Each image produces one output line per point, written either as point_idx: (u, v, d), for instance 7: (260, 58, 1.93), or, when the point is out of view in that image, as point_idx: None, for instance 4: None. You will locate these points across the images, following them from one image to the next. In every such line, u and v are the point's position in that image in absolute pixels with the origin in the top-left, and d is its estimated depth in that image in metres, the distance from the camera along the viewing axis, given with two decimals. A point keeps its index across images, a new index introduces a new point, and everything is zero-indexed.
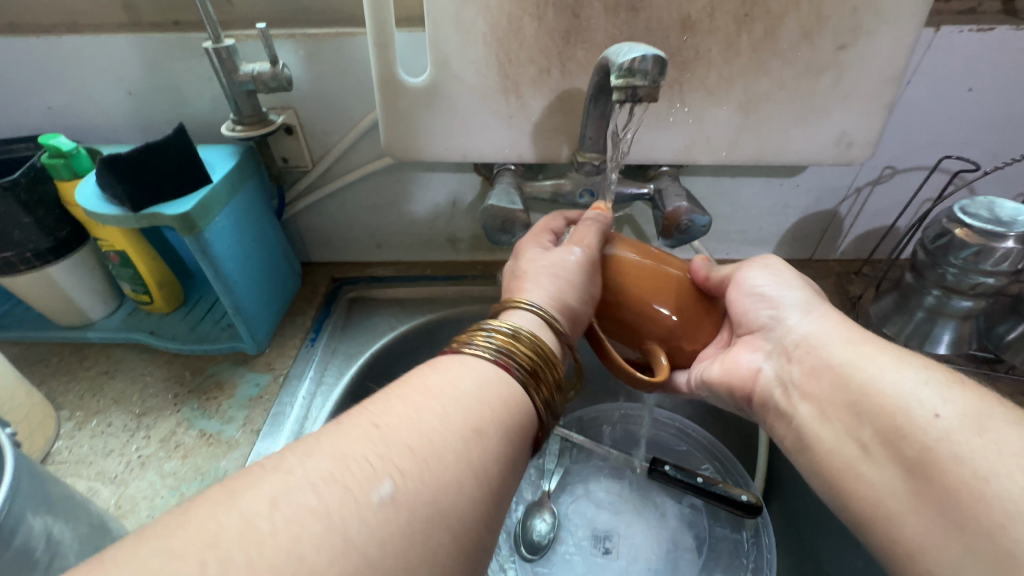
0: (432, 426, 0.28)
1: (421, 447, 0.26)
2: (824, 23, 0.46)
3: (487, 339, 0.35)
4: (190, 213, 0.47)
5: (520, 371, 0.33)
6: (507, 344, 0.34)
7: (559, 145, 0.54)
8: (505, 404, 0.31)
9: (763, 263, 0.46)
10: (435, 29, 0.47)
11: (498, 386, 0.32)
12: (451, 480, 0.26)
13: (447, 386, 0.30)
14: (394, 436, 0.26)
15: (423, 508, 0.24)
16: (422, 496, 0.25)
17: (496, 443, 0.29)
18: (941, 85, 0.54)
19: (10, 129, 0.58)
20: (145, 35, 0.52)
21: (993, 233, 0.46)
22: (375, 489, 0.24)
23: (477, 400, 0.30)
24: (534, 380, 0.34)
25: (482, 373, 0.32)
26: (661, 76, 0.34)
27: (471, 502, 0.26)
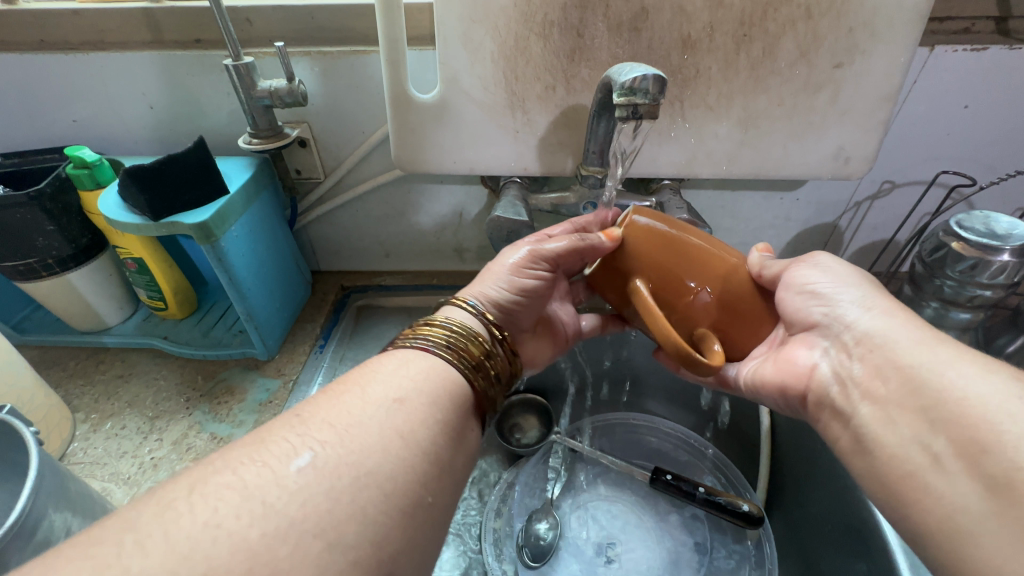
0: (351, 401, 0.30)
1: (341, 419, 0.29)
2: (820, 43, 0.48)
3: (425, 334, 0.37)
4: (207, 222, 0.49)
5: (461, 361, 0.36)
6: (447, 338, 0.37)
7: (564, 159, 0.56)
8: (431, 375, 0.34)
9: (817, 256, 0.42)
10: (444, 46, 0.49)
11: (436, 375, 0.34)
12: (377, 441, 0.28)
13: (395, 374, 0.33)
14: (314, 416, 0.29)
15: (348, 469, 0.26)
16: (345, 458, 0.27)
17: (421, 407, 0.31)
18: (937, 102, 0.55)
19: (37, 141, 0.61)
20: (168, 53, 0.54)
21: (989, 247, 0.46)
22: (292, 461, 0.26)
23: (403, 378, 0.33)
24: (472, 359, 0.36)
25: (414, 357, 0.35)
26: (661, 94, 0.36)
27: (401, 463, 0.28)
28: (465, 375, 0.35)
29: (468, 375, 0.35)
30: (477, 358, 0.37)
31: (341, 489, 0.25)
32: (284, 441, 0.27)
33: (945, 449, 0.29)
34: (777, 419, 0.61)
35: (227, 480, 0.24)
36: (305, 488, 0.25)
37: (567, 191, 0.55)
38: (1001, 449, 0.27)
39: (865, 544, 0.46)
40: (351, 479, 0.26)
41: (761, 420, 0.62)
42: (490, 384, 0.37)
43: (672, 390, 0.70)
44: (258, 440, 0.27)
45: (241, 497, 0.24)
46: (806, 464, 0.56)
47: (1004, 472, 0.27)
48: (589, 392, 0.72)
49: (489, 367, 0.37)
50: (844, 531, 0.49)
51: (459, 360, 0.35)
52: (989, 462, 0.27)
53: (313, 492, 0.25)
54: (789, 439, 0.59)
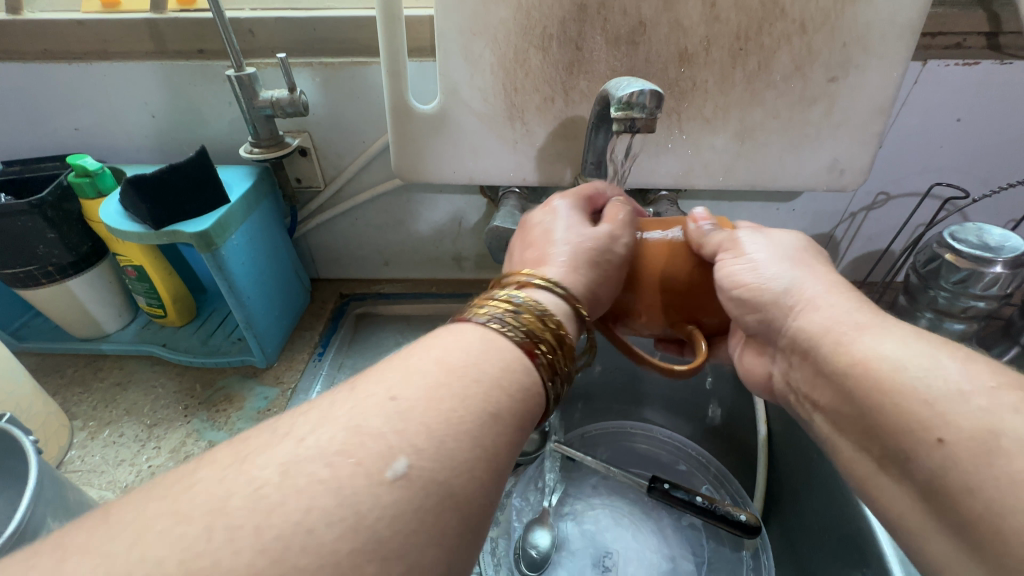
0: (441, 391, 0.26)
1: (433, 422, 0.24)
2: (815, 57, 0.49)
3: (501, 313, 0.32)
4: (207, 231, 0.49)
5: (541, 355, 0.31)
6: (529, 323, 0.32)
7: (562, 169, 0.56)
8: (506, 366, 0.29)
9: (737, 238, 0.39)
10: (444, 59, 0.50)
11: (516, 370, 0.29)
12: (469, 459, 0.24)
13: (466, 358, 0.29)
14: (405, 404, 0.25)
15: (435, 487, 0.22)
16: (438, 471, 0.23)
17: (499, 409, 0.27)
18: (931, 115, 0.56)
19: (39, 149, 0.61)
20: (170, 63, 0.55)
21: (982, 259, 0.47)
22: (388, 467, 0.22)
23: (474, 364, 0.28)
24: (552, 347, 0.32)
25: (489, 343, 0.30)
26: (657, 109, 0.36)
27: (484, 485, 0.24)
28: (542, 376, 0.31)
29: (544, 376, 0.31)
30: (556, 353, 0.32)
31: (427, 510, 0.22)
32: (375, 435, 0.23)
33: (882, 455, 0.29)
34: (773, 428, 0.61)
35: None
36: (395, 504, 0.21)
37: None
38: (917, 451, 0.27)
39: (861, 554, 0.47)
40: (439, 498, 0.22)
41: (757, 431, 0.61)
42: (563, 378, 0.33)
43: (670, 399, 0.70)
44: (326, 421, 0.24)
45: None
46: (802, 474, 0.56)
47: (929, 475, 0.26)
48: (586, 399, 0.72)
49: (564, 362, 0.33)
50: (841, 540, 0.50)
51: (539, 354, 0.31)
52: (916, 469, 0.27)
53: (401, 512, 0.21)
54: (785, 449, 0.59)
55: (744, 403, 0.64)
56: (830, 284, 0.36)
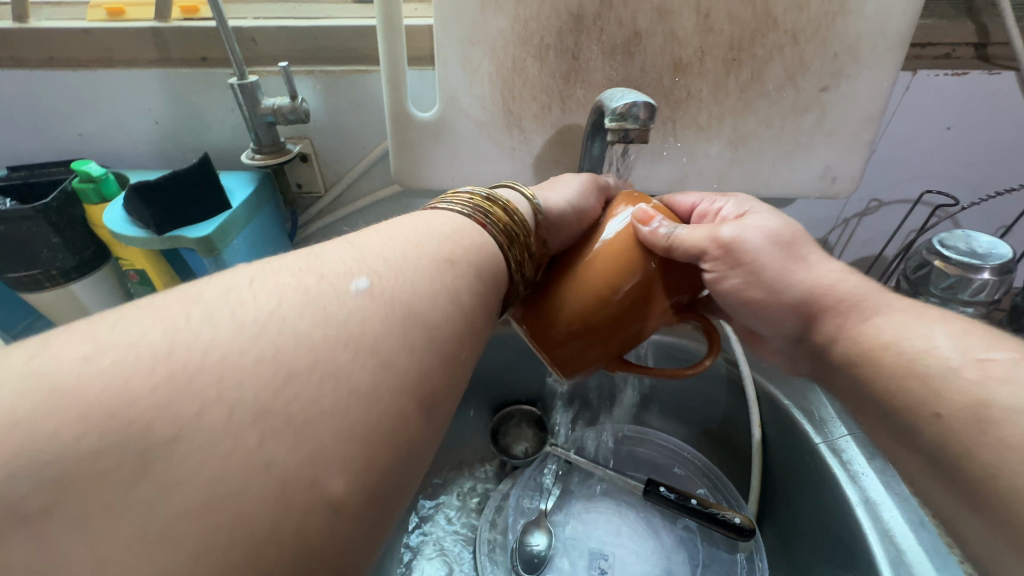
0: (405, 245, 0.30)
1: (394, 258, 0.28)
2: (806, 67, 0.50)
3: (476, 202, 0.37)
4: (210, 236, 0.50)
5: (501, 234, 0.36)
6: (492, 211, 0.36)
7: (559, 176, 0.57)
8: (474, 243, 0.33)
9: (739, 234, 0.39)
10: (443, 68, 0.51)
11: (476, 239, 0.34)
12: (430, 287, 0.28)
13: (441, 228, 0.33)
14: (371, 248, 0.29)
15: (397, 305, 0.26)
16: (399, 291, 0.26)
17: (466, 273, 0.31)
18: (922, 123, 0.57)
19: (43, 154, 0.62)
20: (174, 70, 0.56)
21: (970, 266, 0.48)
22: (351, 283, 0.26)
23: (451, 240, 0.32)
24: (513, 234, 0.36)
25: (456, 221, 0.35)
26: (650, 120, 0.37)
27: (448, 319, 0.28)
28: (499, 249, 0.35)
29: (505, 252, 0.35)
30: (516, 237, 0.36)
31: (392, 326, 0.25)
32: (342, 263, 0.27)
33: None
34: (767, 430, 0.61)
35: None
36: (360, 308, 0.25)
37: None
38: None
39: (852, 555, 0.47)
40: (403, 316, 0.26)
41: (752, 434, 0.61)
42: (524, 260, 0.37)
43: (666, 402, 0.71)
44: (312, 258, 0.28)
45: None
46: (795, 477, 0.57)
47: None
48: (584, 403, 0.73)
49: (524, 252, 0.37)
50: (833, 542, 0.50)
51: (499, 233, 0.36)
52: None
53: (364, 314, 0.24)
54: (779, 452, 0.60)
55: (739, 406, 0.65)
56: (820, 271, 0.37)
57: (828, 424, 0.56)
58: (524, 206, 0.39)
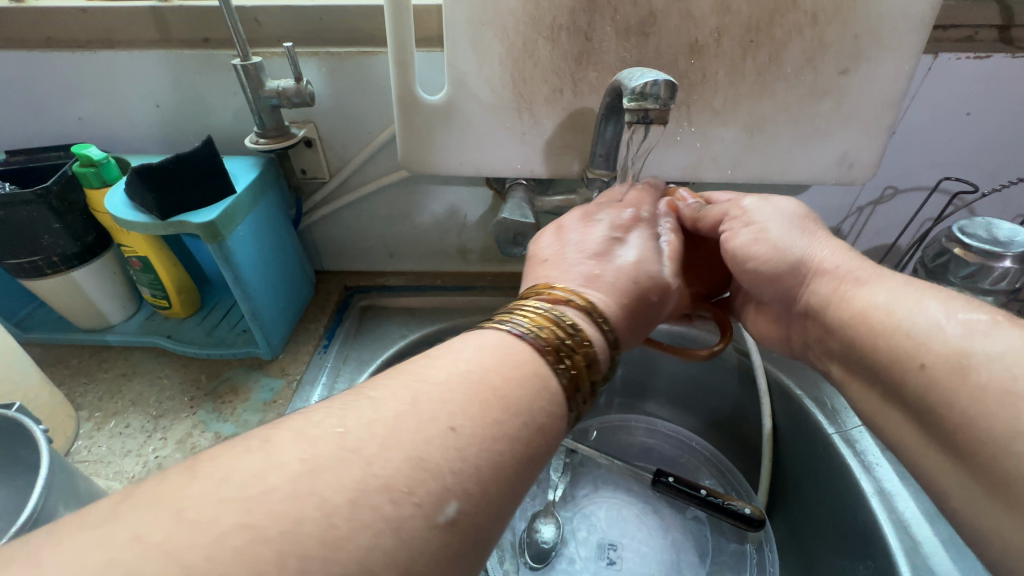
0: (487, 426, 0.26)
1: (476, 448, 0.25)
2: (826, 49, 0.48)
3: (519, 320, 0.32)
4: (214, 222, 0.49)
5: (564, 374, 0.30)
6: (547, 331, 0.31)
7: (570, 161, 0.56)
8: (530, 378, 0.29)
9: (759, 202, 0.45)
10: (452, 50, 0.49)
11: (539, 383, 0.29)
12: (510, 490, 0.25)
13: (488, 371, 0.28)
14: (447, 430, 0.25)
15: (481, 527, 0.24)
16: (482, 511, 0.24)
17: (514, 427, 0.27)
18: (941, 109, 0.56)
19: (41, 138, 0.61)
20: (175, 52, 0.54)
21: (991, 254, 0.47)
22: (424, 435, 0.24)
23: (493, 379, 0.28)
24: (579, 368, 0.31)
25: (503, 349, 0.30)
26: (670, 100, 0.36)
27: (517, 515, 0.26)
28: (562, 390, 0.30)
29: (570, 398, 0.30)
30: (581, 374, 0.31)
31: (471, 557, 0.23)
32: (426, 477, 0.23)
33: None
34: (777, 422, 0.61)
35: None
36: (448, 547, 0.22)
37: (573, 194, 0.56)
38: None
39: (867, 546, 0.47)
40: (481, 538, 0.24)
41: (763, 424, 0.60)
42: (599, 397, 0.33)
43: (675, 392, 0.70)
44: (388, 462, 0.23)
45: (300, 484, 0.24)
46: (807, 467, 0.56)
47: None
48: None
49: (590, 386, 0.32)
50: (846, 533, 0.50)
51: (562, 371, 0.30)
52: None
53: (453, 553, 0.22)
54: (791, 442, 0.59)
55: (749, 396, 0.64)
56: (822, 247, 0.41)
57: (840, 414, 0.55)
58: (575, 316, 0.34)
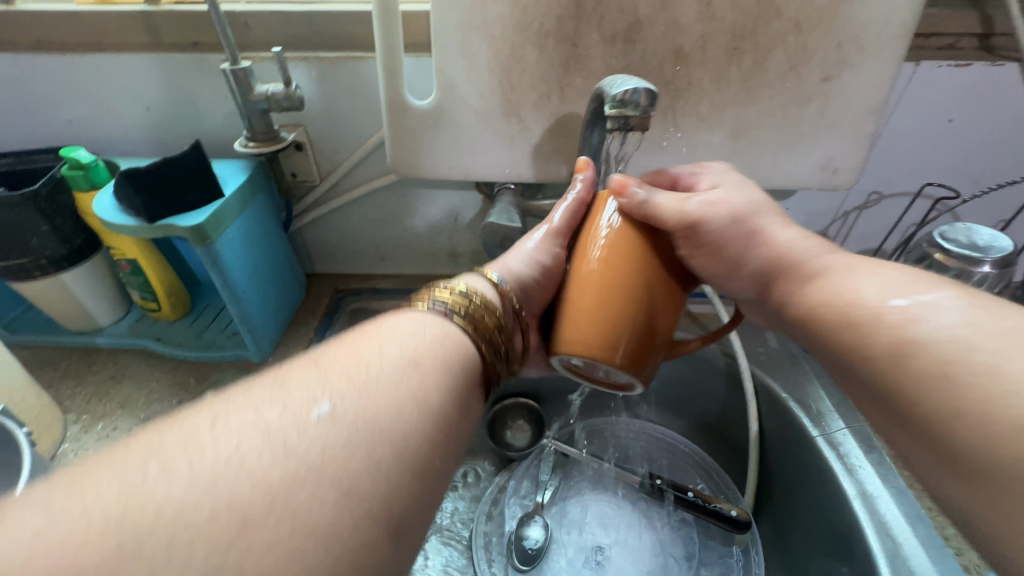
0: (369, 358, 0.30)
1: (358, 373, 0.29)
2: (809, 57, 0.49)
3: (439, 297, 0.37)
4: (202, 225, 0.49)
5: (473, 333, 0.36)
6: (463, 305, 0.37)
7: (558, 166, 0.56)
8: (448, 349, 0.33)
9: (705, 210, 0.40)
10: (440, 55, 0.50)
11: (452, 342, 0.34)
12: (389, 401, 0.28)
13: (408, 337, 0.33)
14: (336, 372, 0.29)
15: (363, 427, 0.26)
16: (357, 414, 0.27)
17: (434, 376, 0.31)
18: (923, 115, 0.56)
19: (32, 140, 0.61)
20: (166, 56, 0.54)
21: (970, 259, 0.48)
22: (314, 409, 0.26)
23: (420, 347, 0.32)
24: (489, 334, 0.37)
25: (422, 321, 0.35)
26: (652, 107, 0.37)
27: (410, 423, 0.28)
28: (475, 345, 0.36)
29: (479, 348, 0.36)
30: (490, 332, 0.37)
31: (358, 441, 0.26)
32: (306, 387, 0.28)
33: None
34: (764, 425, 0.61)
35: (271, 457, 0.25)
36: (324, 438, 0.25)
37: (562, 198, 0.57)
38: None
39: (850, 548, 0.47)
40: (367, 434, 0.26)
41: (750, 428, 0.60)
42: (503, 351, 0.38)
43: (664, 395, 0.70)
44: (280, 382, 0.28)
45: (263, 437, 0.24)
46: (793, 469, 0.57)
47: None
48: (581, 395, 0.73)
49: (502, 349, 0.38)
50: (829, 536, 0.50)
51: (472, 331, 0.36)
52: None
53: (331, 442, 0.25)
54: (777, 445, 0.60)
55: (736, 399, 0.65)
56: (780, 243, 0.40)
57: (824, 417, 0.55)
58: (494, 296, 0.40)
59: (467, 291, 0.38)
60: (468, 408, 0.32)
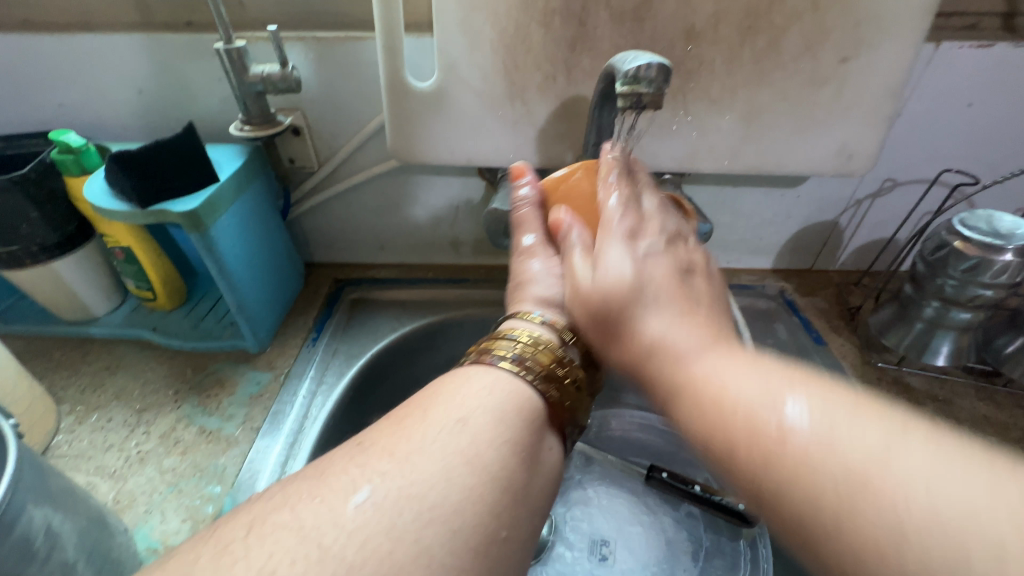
0: (413, 430, 0.29)
1: (398, 448, 0.28)
2: (826, 36, 0.47)
3: (495, 349, 0.37)
4: (196, 211, 0.47)
5: (537, 378, 0.35)
6: (522, 354, 0.36)
7: (563, 151, 0.55)
8: (512, 399, 0.33)
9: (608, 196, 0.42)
10: (442, 35, 0.48)
11: (514, 391, 0.33)
12: (439, 470, 0.27)
13: (469, 394, 0.32)
14: (375, 450, 0.28)
15: (409, 503, 0.25)
16: (404, 491, 0.26)
17: (489, 428, 0.30)
18: (942, 99, 0.54)
19: (20, 125, 0.59)
20: (157, 36, 0.52)
21: (992, 246, 0.46)
22: (352, 497, 0.25)
23: (481, 402, 0.31)
24: (550, 374, 0.36)
25: (480, 373, 0.34)
26: (665, 84, 0.35)
27: (467, 491, 0.27)
28: (539, 388, 0.35)
29: (545, 392, 0.35)
30: (553, 375, 0.36)
31: (402, 527, 0.24)
32: (342, 477, 0.27)
33: None
34: None
35: (281, 519, 0.24)
36: (363, 526, 0.24)
37: None
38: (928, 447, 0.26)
39: None
40: (413, 514, 0.25)
41: None
42: (567, 393, 0.37)
43: None
44: (319, 473, 0.27)
45: (297, 539, 0.23)
46: None
47: None
48: None
49: (569, 394, 0.37)
50: None
51: (535, 377, 0.35)
52: None
53: (370, 531, 0.24)
54: None
55: None
56: (637, 328, 0.35)
57: None
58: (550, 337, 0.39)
59: (525, 338, 0.38)
60: (530, 457, 0.31)
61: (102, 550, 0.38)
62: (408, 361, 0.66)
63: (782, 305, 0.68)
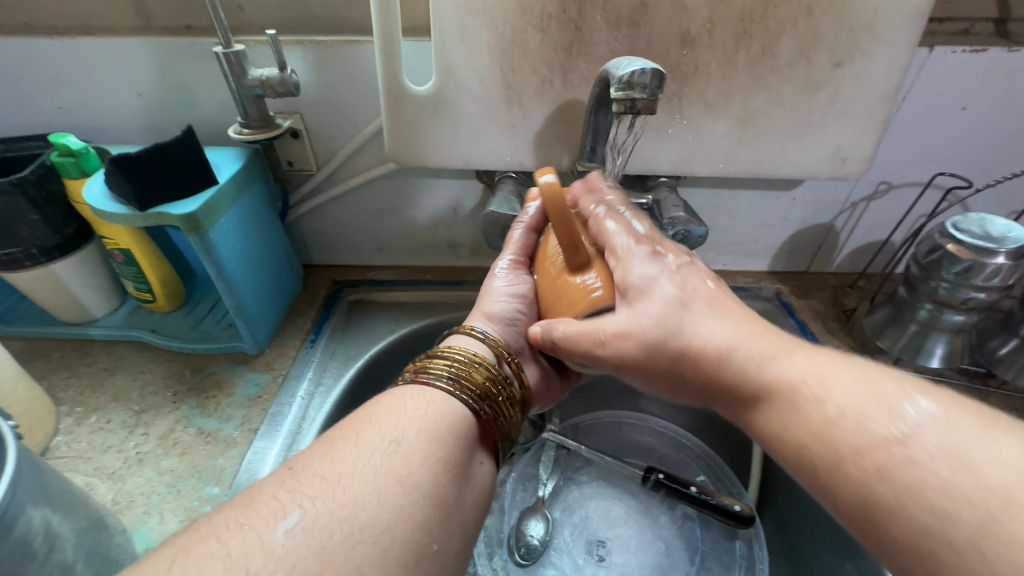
0: (346, 450, 0.29)
1: (330, 472, 0.28)
2: (820, 42, 0.47)
3: (428, 368, 0.37)
4: (195, 213, 0.48)
5: (470, 395, 0.35)
6: (460, 369, 0.37)
7: (560, 154, 0.55)
8: (444, 418, 0.33)
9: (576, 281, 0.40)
10: (440, 40, 0.48)
11: (444, 411, 0.34)
12: (367, 490, 0.27)
13: (403, 418, 0.32)
14: (308, 472, 0.28)
15: (341, 525, 0.25)
16: (336, 513, 0.25)
17: (418, 446, 0.30)
18: (936, 103, 0.55)
19: (21, 128, 0.59)
20: (157, 40, 0.53)
21: (984, 250, 0.46)
22: (280, 523, 0.25)
23: (409, 419, 0.32)
24: (485, 390, 0.36)
25: (414, 394, 0.35)
26: (659, 89, 0.35)
27: (398, 509, 0.27)
28: (472, 405, 0.35)
29: (477, 408, 0.35)
30: (488, 390, 0.36)
31: (332, 548, 0.24)
32: (273, 500, 0.26)
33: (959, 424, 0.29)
34: None
35: (207, 549, 0.23)
36: (292, 553, 0.23)
37: None
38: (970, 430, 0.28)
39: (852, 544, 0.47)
40: (343, 537, 0.25)
41: None
42: (501, 412, 0.37)
43: None
44: (247, 500, 0.26)
45: (223, 567, 0.22)
46: None
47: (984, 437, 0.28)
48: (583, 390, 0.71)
49: (505, 410, 0.37)
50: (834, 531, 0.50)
51: (467, 394, 0.35)
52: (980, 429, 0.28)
53: (300, 556, 0.23)
54: None
55: None
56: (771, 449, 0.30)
57: None
58: (484, 353, 0.40)
59: (467, 354, 0.38)
60: (462, 472, 0.31)
61: (99, 551, 0.38)
62: (408, 362, 0.66)
63: (778, 306, 0.68)
